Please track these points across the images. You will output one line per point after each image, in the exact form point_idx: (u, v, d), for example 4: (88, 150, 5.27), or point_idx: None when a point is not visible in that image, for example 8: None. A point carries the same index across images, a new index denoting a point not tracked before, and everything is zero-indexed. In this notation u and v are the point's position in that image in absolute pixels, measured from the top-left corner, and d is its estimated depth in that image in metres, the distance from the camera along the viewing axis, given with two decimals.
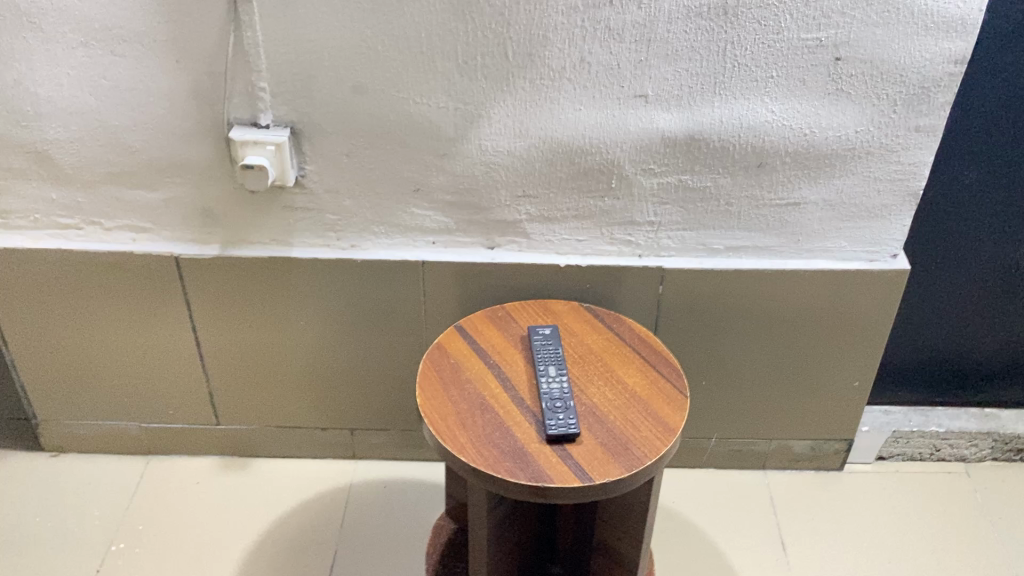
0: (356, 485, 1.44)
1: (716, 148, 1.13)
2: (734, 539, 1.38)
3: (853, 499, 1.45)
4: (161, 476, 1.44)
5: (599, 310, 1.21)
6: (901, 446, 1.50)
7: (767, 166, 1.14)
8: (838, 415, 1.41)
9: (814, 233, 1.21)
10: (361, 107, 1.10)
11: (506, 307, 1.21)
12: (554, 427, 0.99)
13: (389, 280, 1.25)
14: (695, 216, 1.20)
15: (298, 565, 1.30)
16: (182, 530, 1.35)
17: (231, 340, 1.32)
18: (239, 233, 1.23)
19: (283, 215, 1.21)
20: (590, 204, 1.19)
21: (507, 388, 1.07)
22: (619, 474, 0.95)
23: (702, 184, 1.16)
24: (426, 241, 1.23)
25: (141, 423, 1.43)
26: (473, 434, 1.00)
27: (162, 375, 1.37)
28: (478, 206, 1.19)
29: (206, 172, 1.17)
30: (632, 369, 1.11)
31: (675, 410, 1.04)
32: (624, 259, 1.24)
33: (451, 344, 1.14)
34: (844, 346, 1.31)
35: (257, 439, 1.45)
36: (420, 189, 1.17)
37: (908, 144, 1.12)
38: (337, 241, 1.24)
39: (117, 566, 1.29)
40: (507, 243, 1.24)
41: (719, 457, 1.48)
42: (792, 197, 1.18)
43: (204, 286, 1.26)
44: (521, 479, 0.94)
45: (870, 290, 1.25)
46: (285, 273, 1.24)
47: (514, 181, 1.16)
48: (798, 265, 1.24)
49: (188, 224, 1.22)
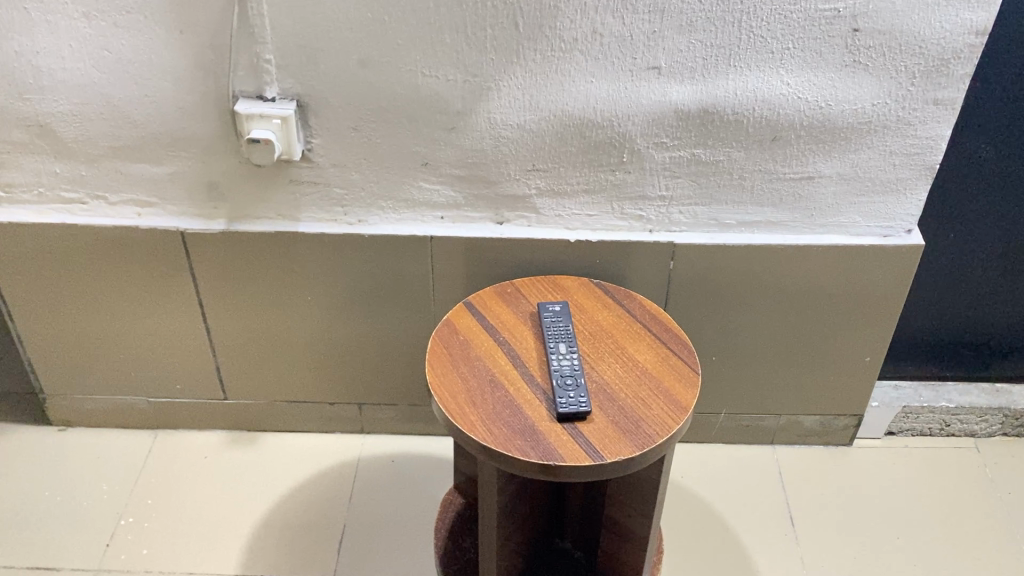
0: (363, 460, 1.43)
1: (729, 121, 1.11)
2: (743, 513, 1.38)
3: (862, 474, 1.44)
4: (169, 451, 1.44)
5: (610, 286, 1.20)
6: (911, 421, 1.49)
7: (781, 140, 1.12)
8: (848, 391, 1.40)
9: (827, 208, 1.20)
10: (368, 80, 1.08)
11: (515, 284, 1.20)
12: (565, 405, 0.99)
13: (397, 255, 1.23)
14: (708, 190, 1.18)
15: (307, 541, 1.30)
16: (191, 505, 1.35)
17: (239, 316, 1.31)
18: (244, 209, 1.21)
19: (289, 189, 1.19)
20: (601, 178, 1.17)
21: (517, 365, 1.06)
22: (631, 453, 0.95)
23: (715, 158, 1.15)
24: (434, 216, 1.22)
25: (148, 398, 1.43)
26: (484, 411, 1.00)
27: (169, 350, 1.36)
28: (487, 180, 1.17)
29: (211, 146, 1.15)
30: (643, 346, 1.10)
31: (687, 388, 1.04)
32: (635, 235, 1.22)
33: (460, 321, 1.12)
34: (856, 321, 1.30)
35: (265, 413, 1.45)
36: (428, 163, 1.16)
37: (925, 118, 1.10)
38: (344, 217, 1.22)
39: (127, 540, 1.29)
40: (516, 218, 1.22)
41: (728, 433, 1.47)
42: (806, 171, 1.16)
43: (210, 260, 1.25)
44: (532, 457, 0.94)
45: (883, 265, 1.23)
46: (292, 248, 1.23)
47: (523, 155, 1.15)
48: (812, 240, 1.22)
49: (192, 198, 1.21)
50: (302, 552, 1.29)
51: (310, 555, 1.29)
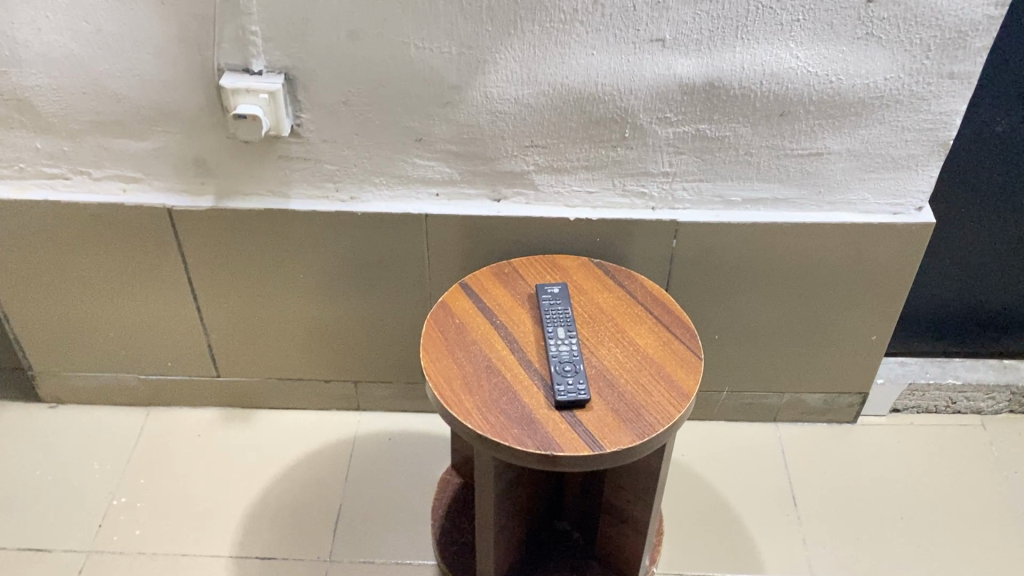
0: (359, 438, 1.41)
1: (736, 96, 1.06)
2: (744, 493, 1.36)
3: (866, 452, 1.42)
4: (163, 428, 1.42)
5: (611, 266, 1.16)
6: (917, 399, 1.46)
7: (789, 115, 1.08)
8: (853, 370, 1.37)
9: (836, 184, 1.15)
10: (359, 53, 1.03)
11: (513, 263, 1.16)
12: (563, 392, 0.96)
13: (391, 232, 1.20)
14: (713, 166, 1.14)
15: (303, 522, 1.29)
16: (184, 485, 1.33)
17: (229, 294, 1.28)
18: (232, 185, 1.17)
19: (278, 165, 1.15)
20: (601, 154, 1.13)
21: (515, 350, 1.03)
22: (631, 443, 0.93)
23: (721, 133, 1.10)
24: (429, 193, 1.18)
25: (140, 375, 1.40)
26: (480, 399, 0.97)
27: (159, 327, 1.33)
28: (484, 156, 1.13)
29: (197, 121, 1.10)
30: (645, 329, 1.07)
31: (689, 374, 1.01)
32: (637, 213, 1.18)
33: (456, 303, 1.09)
34: (864, 299, 1.27)
35: (259, 391, 1.42)
36: (422, 138, 1.12)
37: (940, 92, 1.05)
38: (336, 193, 1.18)
39: (119, 521, 1.28)
40: (514, 195, 1.18)
41: (730, 410, 1.45)
42: (815, 147, 1.11)
43: (198, 237, 1.21)
44: (529, 448, 0.92)
45: (893, 242, 1.20)
46: (283, 226, 1.20)
47: (521, 131, 1.10)
48: (820, 218, 1.18)
49: (179, 174, 1.17)
50: (298, 533, 1.27)
51: (306, 536, 1.27)
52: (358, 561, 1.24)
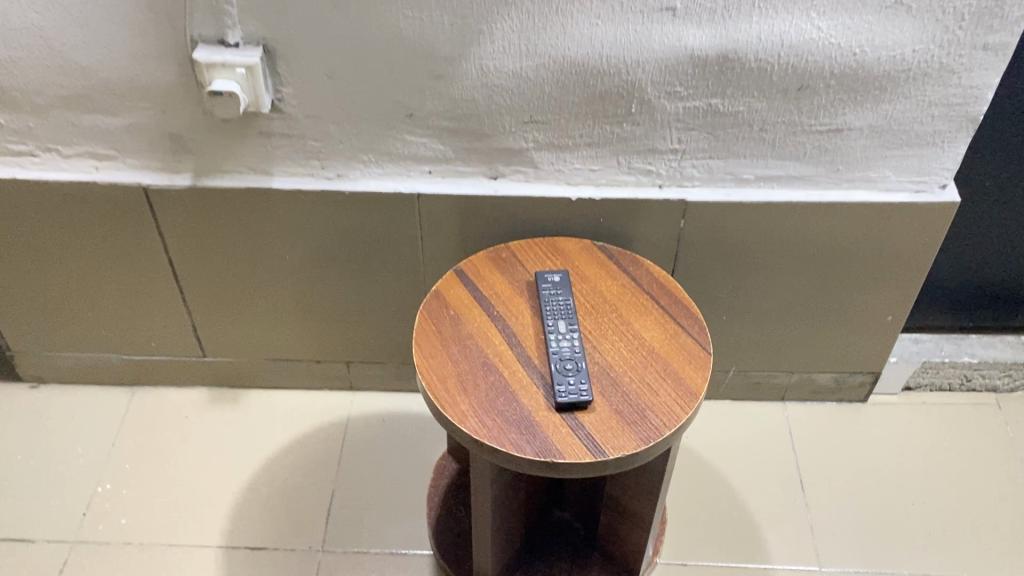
0: (352, 420, 1.36)
1: (751, 69, 0.98)
2: (751, 478, 1.31)
3: (876, 433, 1.37)
4: (149, 409, 1.37)
5: (615, 249, 1.09)
6: (930, 377, 1.41)
7: (808, 90, 1.00)
8: (866, 350, 1.31)
9: (856, 162, 1.08)
10: (343, 23, 0.95)
11: (511, 247, 1.09)
12: (564, 394, 0.91)
13: (382, 212, 1.13)
14: (724, 143, 1.06)
15: (294, 510, 1.24)
16: (172, 471, 1.29)
17: (212, 274, 1.22)
18: (211, 162, 1.10)
19: (259, 141, 1.07)
20: (606, 130, 1.05)
21: (513, 345, 0.97)
22: (637, 448, 0.88)
23: (734, 108, 1.03)
24: (421, 171, 1.10)
25: (123, 355, 1.34)
26: (476, 400, 0.92)
27: (140, 308, 1.27)
28: (479, 132, 1.06)
29: (171, 96, 1.03)
30: (651, 320, 1.00)
31: (697, 371, 0.95)
32: (643, 191, 1.11)
33: (450, 292, 1.03)
34: (881, 279, 1.20)
35: (247, 370, 1.36)
36: (413, 114, 1.04)
37: (972, 65, 0.97)
38: (322, 171, 1.11)
39: (105, 509, 1.24)
40: (512, 173, 1.11)
41: (737, 389, 1.39)
42: (835, 123, 1.04)
43: (177, 217, 1.14)
44: (528, 454, 0.87)
45: (914, 222, 1.13)
46: (267, 206, 1.12)
47: (520, 106, 1.03)
48: (837, 197, 1.11)
49: (154, 151, 1.09)
50: (289, 522, 1.23)
51: (297, 525, 1.23)
52: (351, 551, 1.20)
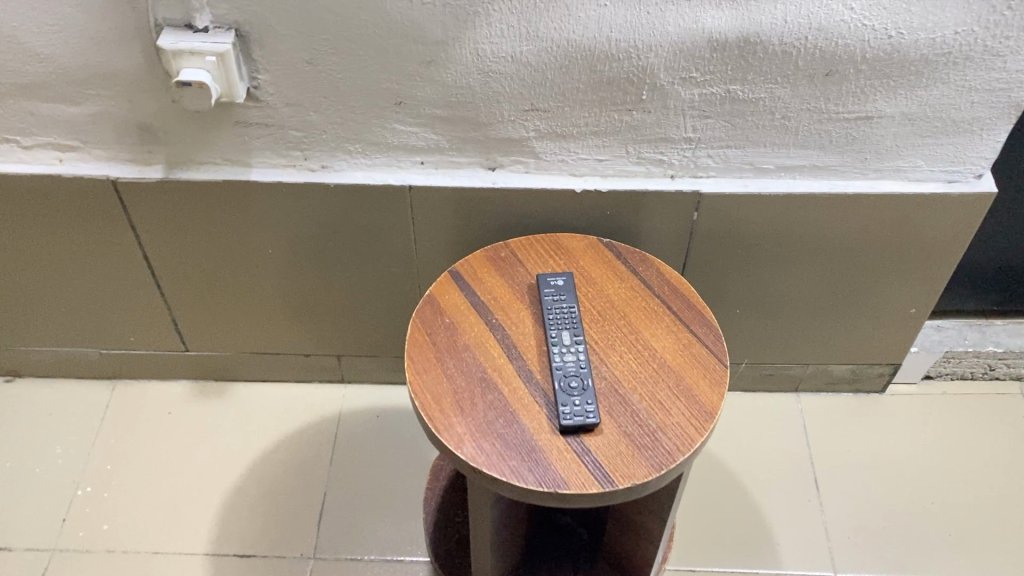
0: (344, 415, 1.29)
1: (774, 54, 0.89)
2: (763, 476, 1.25)
3: (894, 426, 1.31)
4: (131, 403, 1.30)
5: (623, 247, 1.01)
6: (952, 366, 1.34)
7: (836, 75, 0.91)
8: (886, 342, 1.24)
9: (885, 151, 0.99)
10: (323, 5, 0.85)
11: (510, 245, 1.01)
12: (569, 416, 0.84)
13: (371, 205, 1.04)
14: (743, 132, 0.97)
15: (285, 513, 1.18)
16: (156, 472, 1.23)
17: (191, 267, 1.14)
18: (184, 153, 1.01)
19: (236, 132, 0.98)
20: (614, 118, 0.96)
21: (513, 357, 0.90)
22: (647, 477, 0.81)
23: (755, 95, 0.93)
24: (413, 161, 1.02)
25: (101, 349, 1.27)
26: (473, 422, 0.85)
27: (116, 303, 1.19)
28: (475, 121, 0.97)
29: (136, 84, 0.93)
30: (662, 329, 0.93)
31: (713, 387, 0.88)
32: (653, 183, 1.03)
33: (445, 297, 0.95)
34: (907, 271, 1.12)
35: (232, 363, 1.29)
36: (402, 102, 0.95)
37: (1019, 47, 0.88)
38: (305, 162, 1.02)
39: (85, 514, 1.18)
40: (511, 163, 1.02)
41: (748, 381, 1.32)
42: (864, 110, 0.95)
43: (150, 211, 1.06)
44: (530, 484, 0.80)
45: (946, 214, 1.04)
46: (246, 199, 1.04)
47: (520, 93, 0.93)
48: (863, 188, 1.02)
49: (121, 141, 1.00)
50: (279, 526, 1.17)
51: (288, 531, 1.17)
52: (344, 558, 1.14)
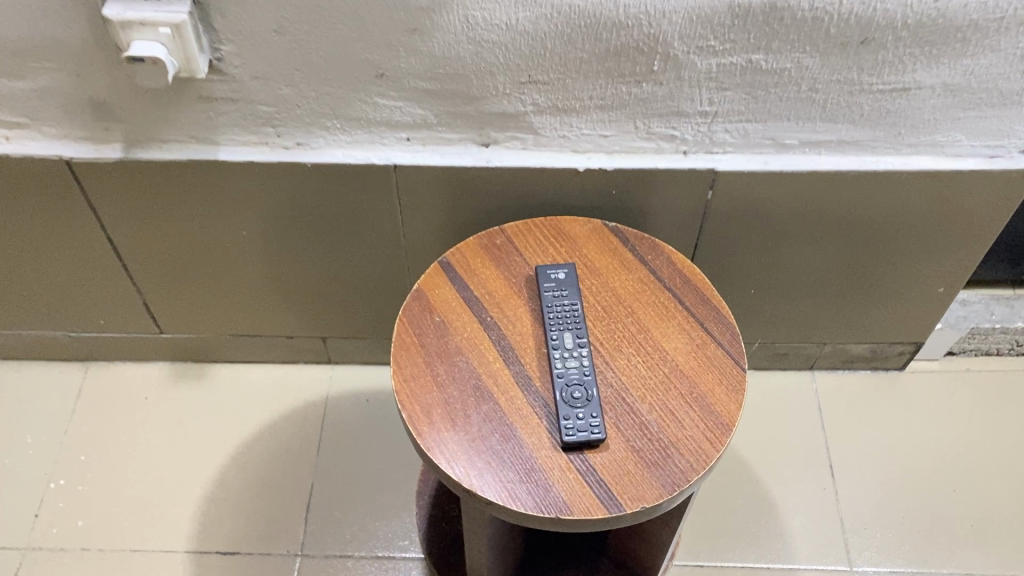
0: (332, 399, 1.22)
1: (804, 20, 0.78)
2: (775, 462, 1.18)
3: (915, 406, 1.24)
4: (105, 387, 1.23)
5: (630, 232, 0.92)
6: (977, 342, 1.26)
7: (873, 43, 0.80)
8: (909, 320, 1.16)
9: (922, 124, 0.89)
10: None
11: (506, 231, 0.92)
12: (571, 431, 0.76)
13: (352, 185, 0.95)
14: (765, 105, 0.87)
15: (270, 506, 1.12)
16: (132, 462, 1.16)
17: (160, 249, 1.05)
18: (144, 130, 0.91)
19: (199, 107, 0.88)
20: (621, 91, 0.86)
21: (510, 362, 0.82)
22: (658, 499, 0.74)
23: (780, 66, 0.83)
24: (397, 138, 0.92)
25: (70, 332, 1.19)
26: (467, 436, 0.77)
27: (82, 286, 1.11)
28: (466, 94, 0.87)
29: (82, 57, 0.83)
30: (674, 327, 0.85)
31: (729, 394, 0.80)
32: (664, 160, 0.93)
33: (434, 293, 0.87)
34: (938, 249, 1.03)
35: (211, 345, 1.22)
36: (384, 74, 0.84)
37: None
38: (278, 139, 0.92)
39: (59, 510, 1.11)
40: (506, 140, 0.92)
41: (761, 359, 1.25)
42: (902, 81, 0.84)
43: (110, 192, 0.96)
44: (529, 508, 0.73)
45: (985, 191, 0.95)
46: (216, 179, 0.95)
47: (515, 64, 0.83)
48: (894, 164, 0.93)
49: (73, 118, 0.90)
50: (264, 520, 1.11)
51: (273, 526, 1.10)
52: (333, 555, 1.08)
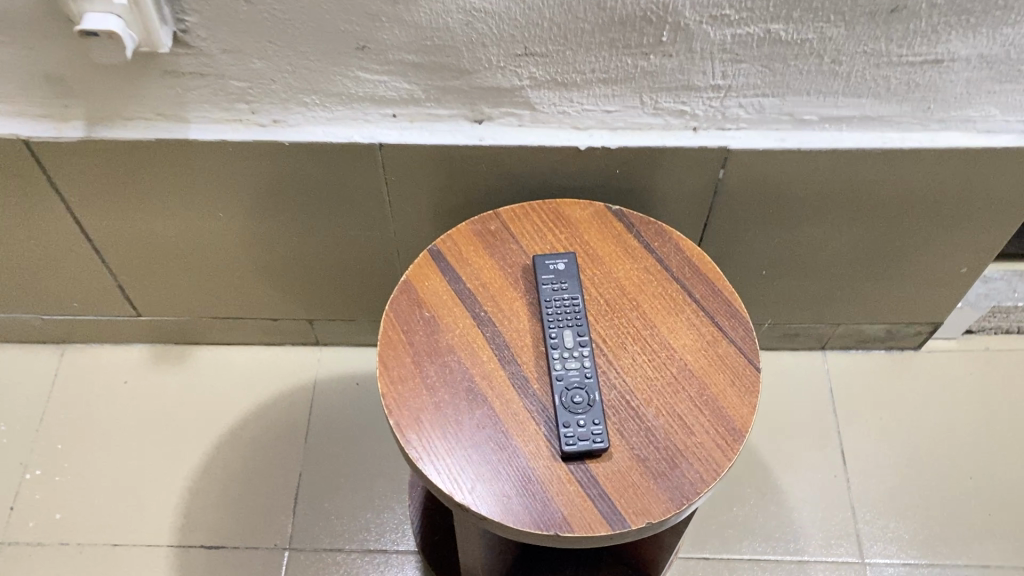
0: (320, 382, 1.16)
1: None
2: (784, 448, 1.13)
3: (931, 388, 1.18)
4: (81, 371, 1.17)
5: (635, 217, 0.86)
6: (997, 320, 1.20)
7: (905, 11, 0.72)
8: (927, 301, 1.10)
9: (953, 98, 0.82)
10: None
11: (501, 216, 0.86)
12: (572, 440, 0.70)
13: (334, 165, 0.88)
14: (783, 78, 0.80)
15: (256, 497, 1.07)
16: (111, 451, 1.10)
17: (132, 231, 0.98)
18: (106, 107, 0.84)
19: (165, 83, 0.81)
20: (627, 64, 0.79)
21: (505, 362, 0.76)
22: (665, 514, 0.68)
23: (802, 36, 0.75)
24: (383, 114, 0.85)
25: (43, 315, 1.13)
26: (459, 445, 0.72)
27: (52, 268, 1.04)
28: (456, 68, 0.79)
29: (32, 29, 0.75)
30: (682, 322, 0.79)
31: (742, 396, 0.74)
32: (672, 137, 0.86)
33: (423, 285, 0.80)
34: (964, 229, 0.97)
35: (192, 327, 1.16)
36: (366, 46, 0.77)
37: None
38: (253, 116, 0.85)
39: (35, 502, 1.06)
40: (501, 116, 0.85)
41: (770, 339, 1.19)
42: (934, 52, 0.77)
43: (74, 173, 0.89)
44: (527, 525, 0.68)
45: (1018, 169, 0.88)
46: (187, 159, 0.88)
47: (510, 36, 0.75)
48: (922, 141, 0.86)
49: (29, 94, 0.83)
50: (250, 512, 1.06)
51: (259, 519, 1.05)
52: (323, 549, 1.03)
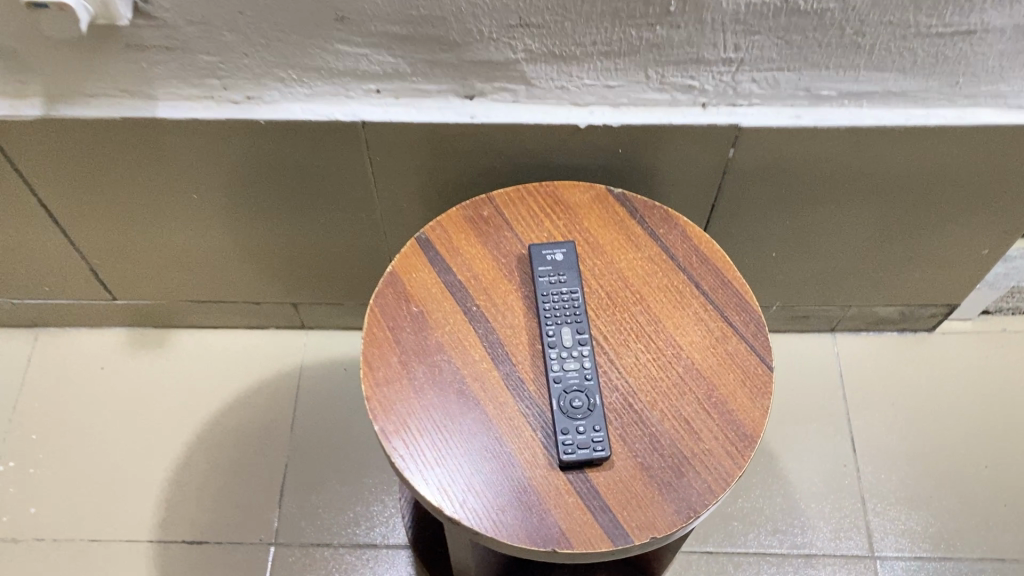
0: (306, 367, 1.11)
1: None
2: (792, 435, 1.09)
3: (945, 372, 1.13)
4: (57, 356, 1.12)
5: (638, 201, 0.80)
6: (1017, 300, 1.14)
7: None
8: (945, 283, 1.04)
9: (984, 72, 0.76)
10: None
11: (495, 200, 0.80)
12: (570, 448, 0.65)
13: (315, 145, 0.81)
14: (801, 50, 0.73)
15: (241, 490, 1.02)
16: (88, 441, 1.06)
17: (101, 214, 0.92)
18: (66, 83, 0.77)
19: (128, 57, 0.74)
20: (630, 36, 0.72)
21: (499, 362, 0.71)
22: (671, 528, 0.63)
23: (823, 5, 0.68)
24: (366, 89, 0.78)
25: (13, 298, 1.07)
26: (450, 452, 0.66)
27: (19, 251, 0.98)
28: (444, 40, 0.72)
29: None
30: (689, 317, 0.73)
31: (753, 399, 0.69)
32: (679, 114, 0.79)
33: (411, 277, 0.74)
34: (988, 209, 0.91)
35: (171, 310, 1.10)
36: (344, 17, 0.70)
37: None
38: (225, 93, 0.79)
39: (9, 495, 1.02)
40: (494, 91, 0.79)
41: (778, 321, 1.14)
42: (967, 23, 0.70)
43: (35, 153, 0.83)
44: (522, 540, 0.63)
45: None
46: (156, 139, 0.81)
47: (502, 5, 0.69)
48: (948, 117, 0.79)
49: None
50: (234, 506, 1.01)
51: (244, 513, 1.01)
52: (310, 544, 0.99)
